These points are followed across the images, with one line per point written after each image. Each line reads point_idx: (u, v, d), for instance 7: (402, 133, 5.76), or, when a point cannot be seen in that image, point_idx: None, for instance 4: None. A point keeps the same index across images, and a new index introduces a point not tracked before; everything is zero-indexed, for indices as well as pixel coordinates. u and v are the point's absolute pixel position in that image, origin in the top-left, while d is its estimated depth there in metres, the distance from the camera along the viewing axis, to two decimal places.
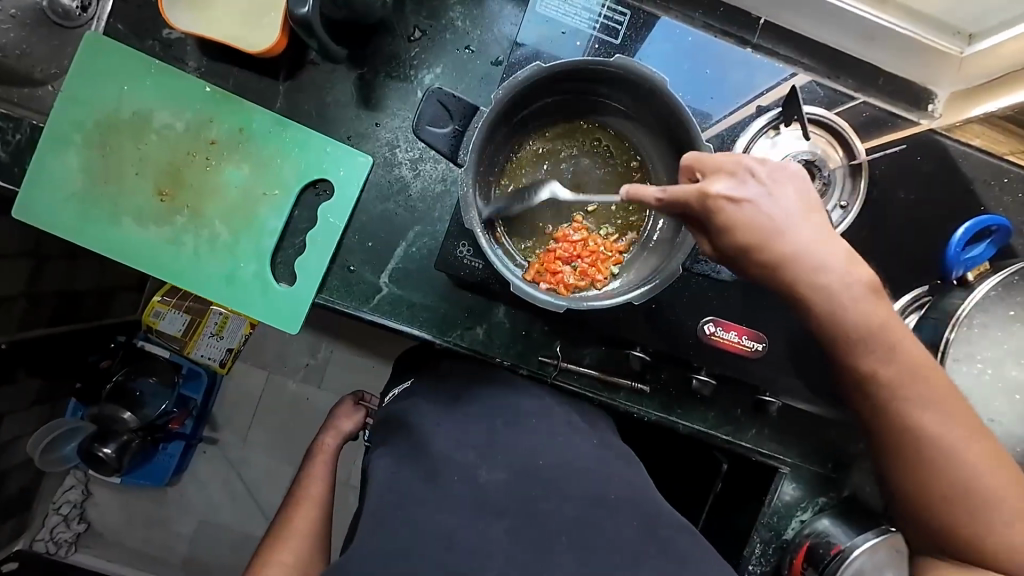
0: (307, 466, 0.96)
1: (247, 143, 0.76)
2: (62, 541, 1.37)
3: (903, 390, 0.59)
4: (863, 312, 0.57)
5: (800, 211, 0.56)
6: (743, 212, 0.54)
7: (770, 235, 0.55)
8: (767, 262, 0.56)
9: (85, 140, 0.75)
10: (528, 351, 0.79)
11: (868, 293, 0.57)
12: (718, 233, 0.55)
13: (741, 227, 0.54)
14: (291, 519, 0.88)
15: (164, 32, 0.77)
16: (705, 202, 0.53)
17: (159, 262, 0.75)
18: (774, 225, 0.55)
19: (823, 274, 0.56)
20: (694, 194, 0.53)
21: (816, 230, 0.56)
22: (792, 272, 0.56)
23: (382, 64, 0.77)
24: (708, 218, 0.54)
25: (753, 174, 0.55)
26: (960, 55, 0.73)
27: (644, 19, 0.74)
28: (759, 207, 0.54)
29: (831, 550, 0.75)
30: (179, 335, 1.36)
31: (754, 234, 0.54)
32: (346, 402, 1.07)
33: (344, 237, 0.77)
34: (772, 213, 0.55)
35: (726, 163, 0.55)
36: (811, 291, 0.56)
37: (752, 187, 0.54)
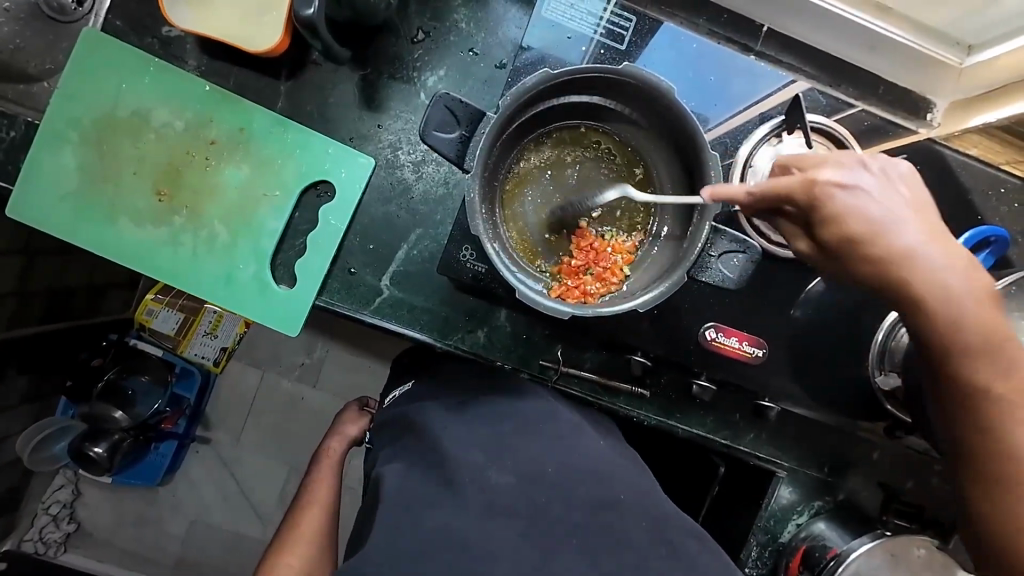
0: (313, 471, 0.95)
1: (248, 144, 0.76)
2: (52, 541, 1.35)
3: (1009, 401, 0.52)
4: (982, 320, 0.51)
5: (914, 207, 0.52)
6: (851, 199, 0.51)
7: (884, 228, 0.51)
8: (877, 254, 0.51)
9: (81, 138, 0.74)
10: (530, 355, 0.80)
11: (990, 301, 0.51)
12: (820, 220, 0.52)
13: (850, 215, 0.51)
14: (297, 524, 0.87)
15: (163, 29, 0.76)
16: (810, 189, 0.52)
17: (157, 263, 0.74)
18: (889, 218, 0.51)
19: (946, 277, 0.51)
20: (797, 182, 0.53)
21: (933, 230, 0.52)
22: (907, 269, 0.51)
23: (385, 64, 0.77)
24: (812, 205, 0.52)
25: (862, 166, 0.53)
26: (959, 66, 0.76)
27: (649, 25, 0.74)
28: (873, 197, 0.52)
29: (828, 553, 0.77)
30: (172, 334, 1.35)
31: (865, 223, 0.51)
32: (352, 407, 1.05)
33: (345, 239, 0.77)
34: (882, 203, 0.52)
35: (830, 157, 0.55)
36: (930, 288, 0.51)
37: (863, 176, 0.53)
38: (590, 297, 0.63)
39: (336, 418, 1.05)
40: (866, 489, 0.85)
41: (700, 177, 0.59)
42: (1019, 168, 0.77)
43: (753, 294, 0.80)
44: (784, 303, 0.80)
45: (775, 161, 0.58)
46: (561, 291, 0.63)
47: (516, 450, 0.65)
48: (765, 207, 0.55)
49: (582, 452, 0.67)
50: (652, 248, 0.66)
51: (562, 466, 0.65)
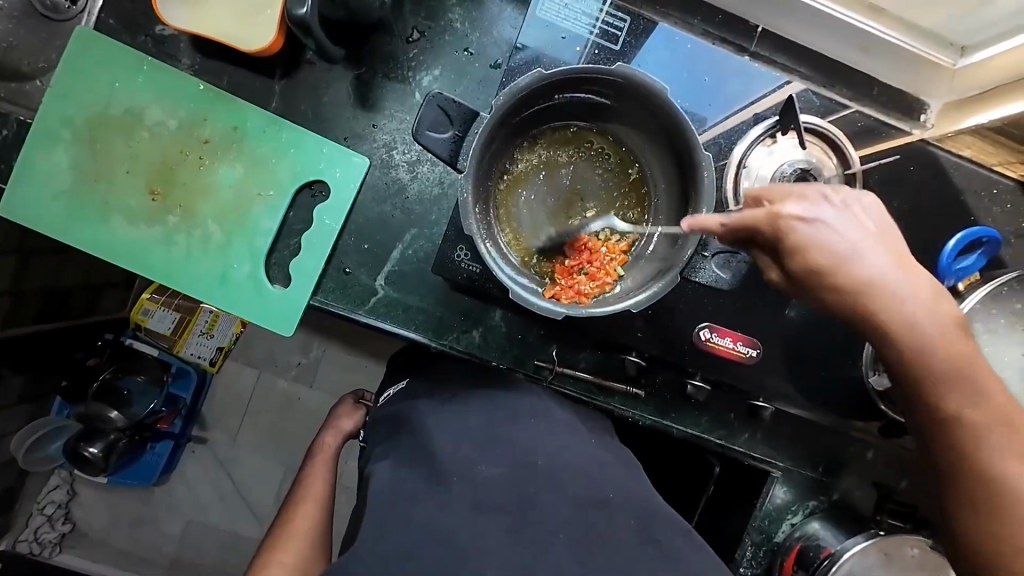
0: (307, 466, 0.95)
1: (242, 143, 0.75)
2: (47, 541, 1.35)
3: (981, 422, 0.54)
4: (947, 346, 0.53)
5: (877, 236, 0.54)
6: (815, 231, 0.53)
7: (848, 258, 0.53)
8: (843, 284, 0.53)
9: (74, 136, 0.74)
10: (525, 355, 0.80)
11: (955, 326, 0.54)
12: (788, 255, 0.54)
13: (814, 248, 0.53)
14: (291, 519, 0.87)
15: (157, 28, 0.75)
16: (775, 222, 0.54)
17: (151, 262, 0.74)
18: (853, 248, 0.53)
19: (909, 304, 0.53)
20: (762, 215, 0.54)
21: (895, 258, 0.54)
22: (873, 299, 0.53)
23: (380, 64, 0.76)
24: (778, 239, 0.54)
25: (826, 199, 0.55)
26: (953, 67, 0.76)
27: (643, 26, 0.74)
28: (836, 231, 0.53)
29: (822, 553, 0.77)
30: (168, 334, 1.34)
31: (829, 255, 0.53)
32: (346, 401, 1.05)
33: (340, 239, 0.77)
34: (846, 236, 0.53)
35: (796, 189, 0.56)
36: (894, 315, 0.53)
37: (827, 210, 0.54)
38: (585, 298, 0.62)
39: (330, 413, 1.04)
40: (860, 488, 0.86)
41: (694, 178, 0.59)
42: (1012, 169, 0.77)
43: (747, 294, 0.80)
44: (779, 303, 0.80)
45: (746, 190, 0.57)
46: (556, 291, 0.63)
47: (510, 450, 0.65)
48: (735, 236, 0.57)
49: (576, 452, 0.67)
50: (646, 247, 0.65)
51: (555, 466, 0.65)
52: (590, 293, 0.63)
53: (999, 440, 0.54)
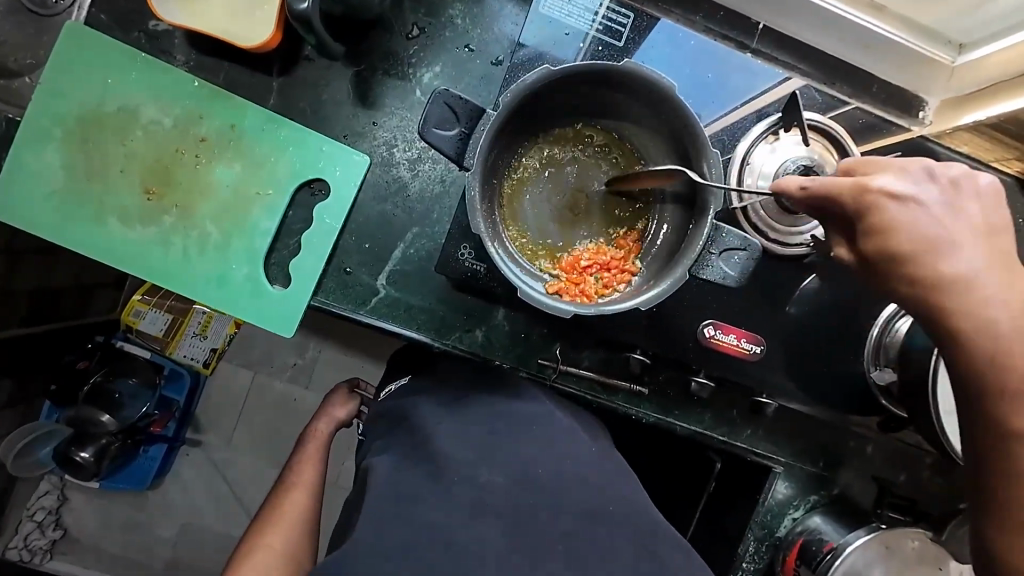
0: (300, 453, 0.94)
1: (239, 141, 0.74)
2: (38, 548, 1.32)
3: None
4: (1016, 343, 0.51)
5: (980, 223, 0.51)
6: (906, 211, 0.50)
7: (940, 246, 0.50)
8: (926, 275, 0.50)
9: (65, 135, 0.72)
10: (528, 354, 0.79)
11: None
12: (867, 233, 0.51)
13: (903, 230, 0.49)
14: (284, 503, 0.86)
15: (150, 23, 0.74)
16: (861, 197, 0.50)
17: (146, 264, 0.73)
18: (948, 238, 0.50)
19: (992, 307, 0.50)
20: (848, 186, 0.51)
21: (989, 249, 0.51)
22: (955, 296, 0.50)
23: (380, 61, 0.75)
24: (859, 215, 0.51)
25: (932, 177, 0.51)
26: (951, 64, 0.76)
27: (646, 22, 0.74)
28: (930, 212, 0.50)
29: (824, 547, 0.78)
30: (160, 335, 1.33)
31: (918, 240, 0.49)
32: (341, 390, 1.03)
33: (341, 238, 0.76)
34: (941, 222, 0.50)
35: (897, 163, 0.52)
36: (975, 310, 0.50)
37: (930, 189, 0.50)
38: (594, 299, 0.62)
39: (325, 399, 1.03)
40: (860, 483, 0.87)
41: (700, 176, 0.58)
42: (1008, 165, 0.78)
43: (748, 292, 0.80)
44: (780, 299, 0.81)
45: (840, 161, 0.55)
46: (559, 287, 0.63)
47: (514, 453, 0.65)
48: (813, 207, 0.54)
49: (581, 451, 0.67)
50: (662, 230, 0.64)
51: (559, 465, 0.65)
52: (600, 291, 0.63)
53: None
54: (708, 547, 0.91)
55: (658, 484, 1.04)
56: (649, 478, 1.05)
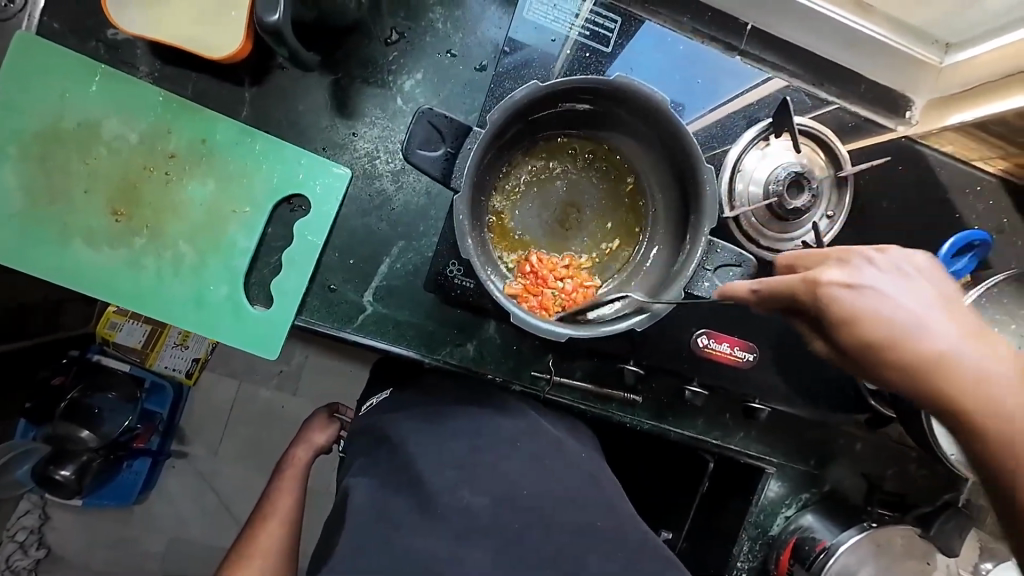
0: (277, 480, 0.92)
1: (211, 156, 0.70)
2: (21, 569, 1.27)
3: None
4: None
5: (939, 305, 0.46)
6: (863, 299, 0.46)
7: (908, 333, 0.45)
8: (917, 366, 0.44)
9: (21, 154, 0.68)
10: (520, 366, 0.78)
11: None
12: (835, 329, 0.47)
13: (866, 321, 0.46)
14: (256, 536, 0.85)
15: (108, 32, 0.69)
16: (815, 293, 0.48)
17: (117, 288, 0.69)
18: (915, 320, 0.45)
19: (1006, 398, 0.43)
20: (797, 282, 0.49)
21: (992, 346, 0.44)
22: (942, 383, 0.44)
23: (358, 68, 0.72)
24: (817, 310, 0.48)
25: (870, 263, 0.48)
26: (939, 65, 0.76)
27: (632, 25, 0.72)
28: (882, 299, 0.46)
29: (817, 546, 0.80)
30: (138, 347, 1.28)
31: (890, 331, 0.45)
32: (320, 415, 1.00)
33: (324, 255, 0.73)
34: (901, 304, 0.46)
35: (834, 253, 0.50)
36: (968, 400, 0.43)
37: (871, 274, 0.47)
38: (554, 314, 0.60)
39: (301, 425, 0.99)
40: (850, 478, 0.88)
41: (693, 189, 0.57)
42: (992, 164, 0.78)
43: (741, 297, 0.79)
44: None
45: (781, 257, 0.55)
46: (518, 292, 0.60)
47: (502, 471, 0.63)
48: (771, 306, 0.52)
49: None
50: (653, 246, 0.63)
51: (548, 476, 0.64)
52: (561, 307, 0.61)
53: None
54: (699, 552, 0.93)
55: (648, 483, 1.04)
56: (641, 484, 1.04)
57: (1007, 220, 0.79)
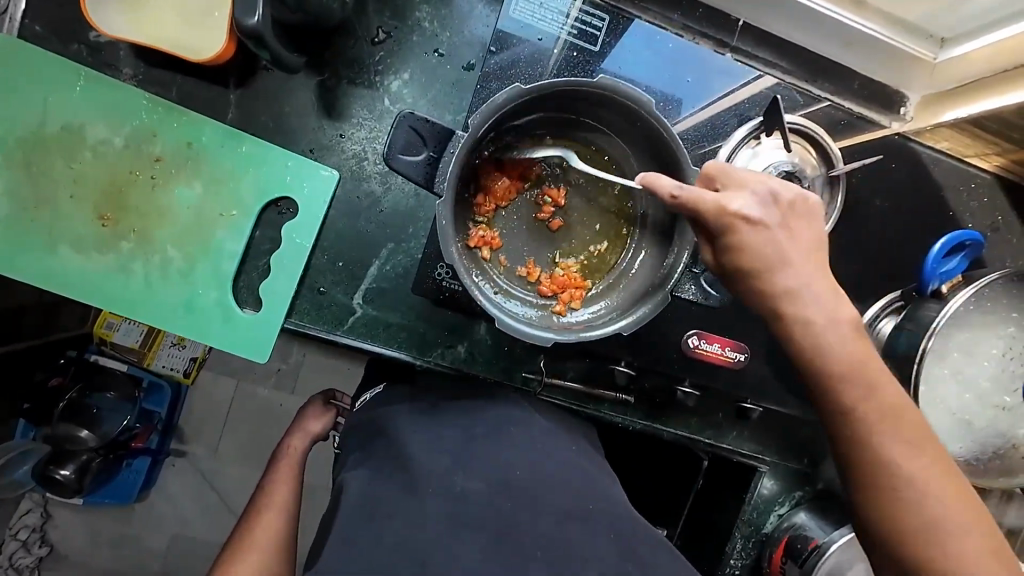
0: (273, 471, 0.92)
1: (197, 159, 0.70)
2: (24, 567, 1.29)
3: (872, 415, 0.55)
4: (857, 354, 0.55)
5: (806, 242, 0.54)
6: (756, 230, 0.52)
7: (777, 256, 0.53)
8: (770, 289, 0.54)
9: (5, 159, 0.67)
10: (512, 367, 0.78)
11: (856, 333, 0.55)
12: (725, 249, 0.53)
13: (751, 249, 0.52)
14: (252, 528, 0.84)
15: (91, 35, 0.68)
16: (721, 215, 0.51)
17: (106, 294, 0.69)
18: (784, 257, 0.53)
19: (819, 310, 0.54)
20: (712, 207, 0.51)
21: (823, 283, 0.55)
22: (788, 297, 0.54)
23: (344, 68, 0.71)
24: (718, 234, 0.52)
25: (771, 200, 0.53)
26: (933, 61, 0.74)
27: (621, 24, 0.72)
28: (771, 233, 0.53)
29: (809, 544, 0.80)
30: (135, 347, 1.27)
31: (764, 256, 0.53)
32: (316, 401, 1.01)
33: (313, 258, 0.72)
34: (780, 238, 0.53)
35: (747, 180, 0.53)
36: (797, 316, 0.54)
37: (771, 212, 0.53)
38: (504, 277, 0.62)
39: (298, 412, 1.00)
40: None
41: None
42: (987, 160, 0.77)
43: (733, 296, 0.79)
44: None
45: (704, 164, 0.54)
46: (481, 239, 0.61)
47: (489, 467, 0.61)
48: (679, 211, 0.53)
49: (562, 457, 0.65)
50: (641, 249, 0.63)
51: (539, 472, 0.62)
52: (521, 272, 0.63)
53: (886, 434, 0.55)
54: (694, 544, 0.93)
55: (642, 482, 1.04)
56: (636, 478, 1.04)
57: (1002, 217, 0.78)
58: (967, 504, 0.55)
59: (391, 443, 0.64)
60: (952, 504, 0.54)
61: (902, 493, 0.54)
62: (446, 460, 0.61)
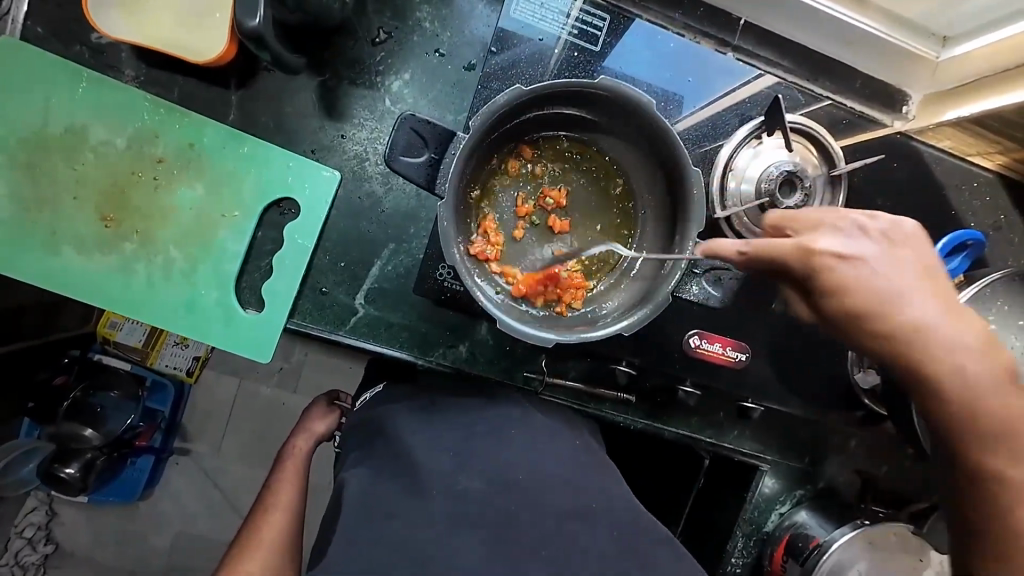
0: (279, 471, 0.93)
1: (199, 160, 0.70)
2: (30, 564, 1.31)
3: (1002, 468, 0.51)
4: (1007, 404, 0.49)
5: (920, 273, 0.50)
6: (854, 268, 0.49)
7: (891, 297, 0.49)
8: (894, 333, 0.49)
9: (9, 161, 0.67)
10: (513, 367, 0.78)
11: (1003, 377, 0.49)
12: (825, 292, 0.50)
13: (853, 291, 0.49)
14: (259, 527, 0.85)
15: (92, 36, 0.68)
16: (805, 259, 0.50)
17: (109, 295, 0.69)
18: (901, 292, 0.49)
19: (959, 355, 0.49)
20: (788, 248, 0.50)
21: (961, 321, 0.49)
22: (917, 343, 0.49)
23: (345, 69, 0.71)
24: (808, 275, 0.50)
25: (863, 233, 0.50)
26: (936, 59, 0.74)
27: (622, 24, 0.71)
28: (877, 268, 0.49)
29: (810, 543, 0.80)
30: (139, 346, 1.28)
31: (873, 296, 0.49)
32: (320, 402, 1.02)
33: (314, 258, 0.73)
34: (890, 275, 0.49)
35: (826, 219, 0.51)
36: (930, 363, 0.49)
37: (868, 244, 0.50)
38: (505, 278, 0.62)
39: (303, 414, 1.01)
40: (845, 475, 0.88)
41: (682, 192, 0.57)
42: (989, 159, 0.77)
43: (734, 296, 0.79)
44: (765, 301, 0.81)
45: (765, 216, 0.54)
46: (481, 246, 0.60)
47: (490, 466, 0.61)
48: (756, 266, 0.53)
49: (562, 458, 0.65)
50: (642, 249, 0.63)
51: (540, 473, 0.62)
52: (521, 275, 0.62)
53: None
54: (697, 547, 0.92)
55: (642, 480, 1.05)
56: (638, 476, 1.05)
57: (1004, 217, 0.78)
58: None
59: (392, 444, 0.64)
60: None
61: None
62: (447, 459, 0.61)
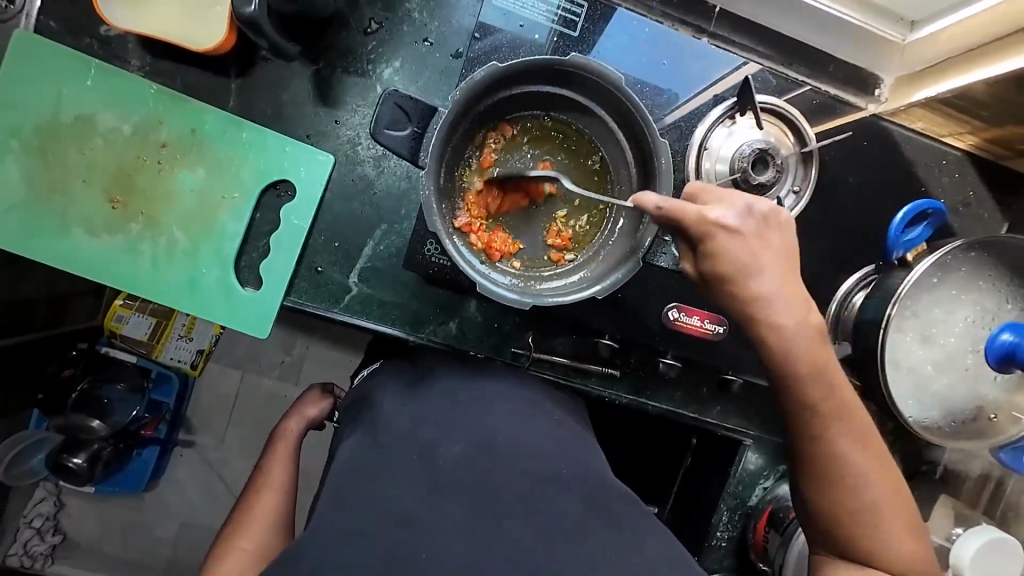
0: (270, 451, 0.95)
1: (202, 145, 0.74)
2: (38, 554, 1.34)
3: (824, 415, 0.59)
4: (814, 358, 0.58)
5: (781, 251, 0.59)
6: (730, 236, 0.57)
7: (752, 263, 0.57)
8: (744, 295, 0.58)
9: (23, 147, 0.72)
10: (501, 343, 0.81)
11: (820, 340, 0.59)
12: (703, 254, 0.58)
13: (726, 253, 0.57)
14: (251, 505, 0.88)
15: (101, 29, 0.73)
16: (699, 222, 0.56)
17: (115, 273, 0.73)
18: (755, 264, 0.57)
19: (788, 318, 0.58)
20: (688, 214, 0.57)
21: (796, 294, 0.59)
22: (764, 306, 0.58)
23: (339, 58, 0.75)
24: (697, 238, 0.58)
25: (747, 211, 0.58)
26: (902, 42, 0.78)
27: (601, 11, 0.75)
28: (745, 240, 0.57)
29: (791, 513, 0.82)
30: (145, 339, 1.32)
31: (740, 261, 0.57)
32: (314, 389, 1.05)
33: (310, 237, 0.76)
34: (753, 249, 0.57)
35: (724, 196, 0.59)
36: (769, 324, 0.58)
37: (747, 219, 0.58)
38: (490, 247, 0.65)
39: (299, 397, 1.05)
40: None
41: (651, 165, 0.61)
42: (961, 140, 0.79)
43: None
44: None
45: (685, 186, 0.61)
46: (468, 224, 0.64)
47: (470, 431, 0.64)
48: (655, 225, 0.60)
49: (544, 427, 0.68)
50: (619, 223, 0.66)
51: (519, 439, 0.65)
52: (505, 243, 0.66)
53: (836, 438, 0.59)
54: (684, 525, 0.95)
55: (622, 461, 1.07)
56: (622, 455, 1.07)
57: (973, 193, 0.81)
58: (903, 506, 0.59)
59: (380, 415, 0.67)
60: (899, 513, 0.59)
61: (848, 487, 0.59)
62: (431, 428, 0.64)
